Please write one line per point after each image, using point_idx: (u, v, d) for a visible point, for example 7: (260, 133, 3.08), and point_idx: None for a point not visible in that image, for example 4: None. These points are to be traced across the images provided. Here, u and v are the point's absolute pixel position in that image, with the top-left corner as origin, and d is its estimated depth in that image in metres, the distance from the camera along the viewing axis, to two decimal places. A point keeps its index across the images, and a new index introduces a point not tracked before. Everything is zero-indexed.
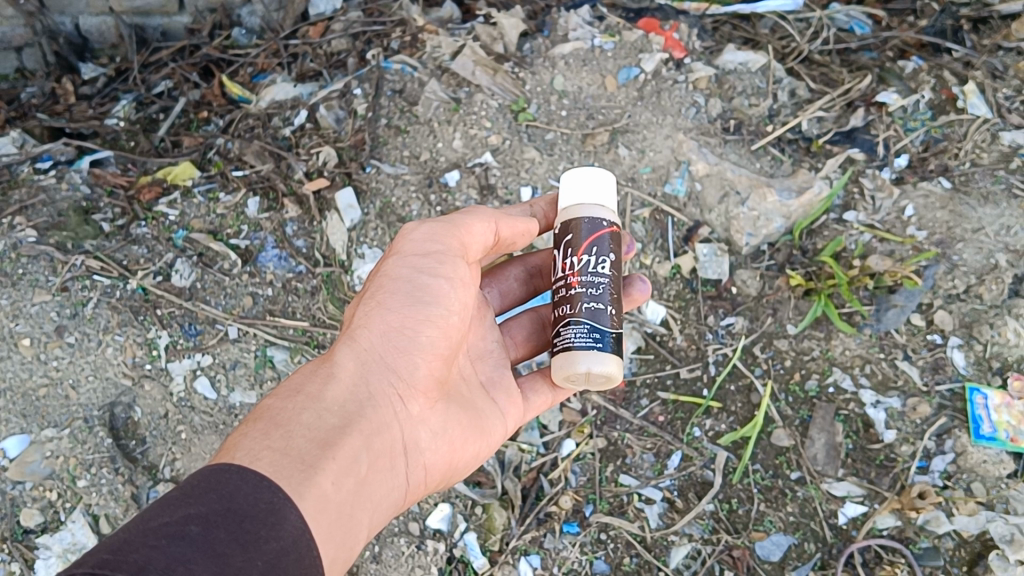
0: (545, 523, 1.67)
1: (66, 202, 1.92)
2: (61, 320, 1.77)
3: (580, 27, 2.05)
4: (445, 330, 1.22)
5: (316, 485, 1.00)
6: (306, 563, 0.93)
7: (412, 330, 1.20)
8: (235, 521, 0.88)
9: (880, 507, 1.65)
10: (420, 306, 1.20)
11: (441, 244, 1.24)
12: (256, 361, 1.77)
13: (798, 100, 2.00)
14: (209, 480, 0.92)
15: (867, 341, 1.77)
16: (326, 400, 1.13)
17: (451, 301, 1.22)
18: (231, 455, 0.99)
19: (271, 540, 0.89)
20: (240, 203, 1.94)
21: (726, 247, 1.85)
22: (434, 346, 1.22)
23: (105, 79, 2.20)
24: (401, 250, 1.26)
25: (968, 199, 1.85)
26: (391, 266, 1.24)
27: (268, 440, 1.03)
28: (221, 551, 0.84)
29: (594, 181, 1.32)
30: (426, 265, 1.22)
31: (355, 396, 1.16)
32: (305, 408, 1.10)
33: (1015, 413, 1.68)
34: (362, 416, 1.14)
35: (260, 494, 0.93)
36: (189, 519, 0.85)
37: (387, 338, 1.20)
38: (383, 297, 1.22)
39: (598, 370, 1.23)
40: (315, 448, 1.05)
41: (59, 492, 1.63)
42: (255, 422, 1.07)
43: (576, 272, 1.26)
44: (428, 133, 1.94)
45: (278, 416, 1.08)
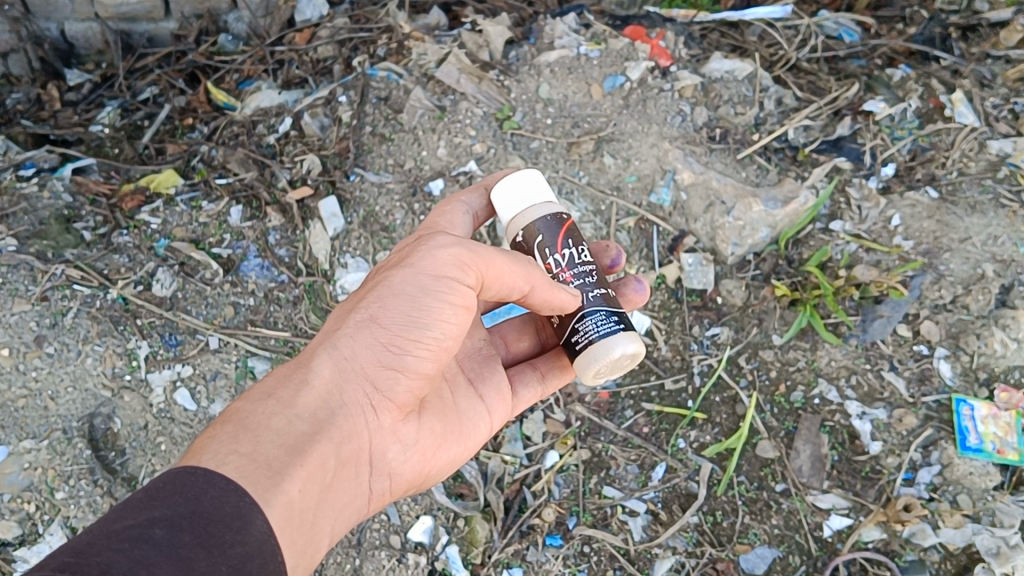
0: (528, 535, 1.65)
1: (47, 210, 1.89)
2: (40, 330, 1.75)
3: (567, 34, 2.01)
4: (437, 352, 1.14)
5: (284, 492, 0.98)
6: (270, 568, 0.91)
7: (402, 349, 1.13)
8: (200, 523, 0.87)
9: (865, 519, 1.64)
10: (414, 328, 1.12)
11: (453, 269, 1.14)
12: (237, 372, 1.75)
13: (785, 109, 1.99)
14: (176, 483, 0.90)
15: (853, 352, 1.76)
16: (299, 406, 1.10)
17: (448, 328, 1.13)
18: (195, 459, 0.97)
19: (237, 544, 0.88)
20: (222, 211, 1.92)
21: (711, 256, 1.83)
22: (421, 366, 1.15)
23: (90, 85, 2.17)
24: (410, 264, 1.15)
25: (955, 208, 1.83)
26: (395, 277, 1.15)
27: (235, 444, 1.01)
28: (185, 555, 0.82)
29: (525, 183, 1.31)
30: (432, 288, 1.13)
31: (329, 404, 1.12)
32: (276, 413, 1.08)
33: (1002, 424, 1.67)
34: (335, 427, 1.11)
35: (226, 498, 0.91)
36: (153, 523, 0.84)
37: (373, 355, 1.14)
38: (378, 311, 1.14)
39: (629, 350, 1.22)
40: (282, 455, 1.02)
41: (37, 504, 1.62)
42: (224, 424, 1.04)
43: (565, 269, 1.26)
44: (413, 141, 1.93)
45: (247, 420, 1.06)
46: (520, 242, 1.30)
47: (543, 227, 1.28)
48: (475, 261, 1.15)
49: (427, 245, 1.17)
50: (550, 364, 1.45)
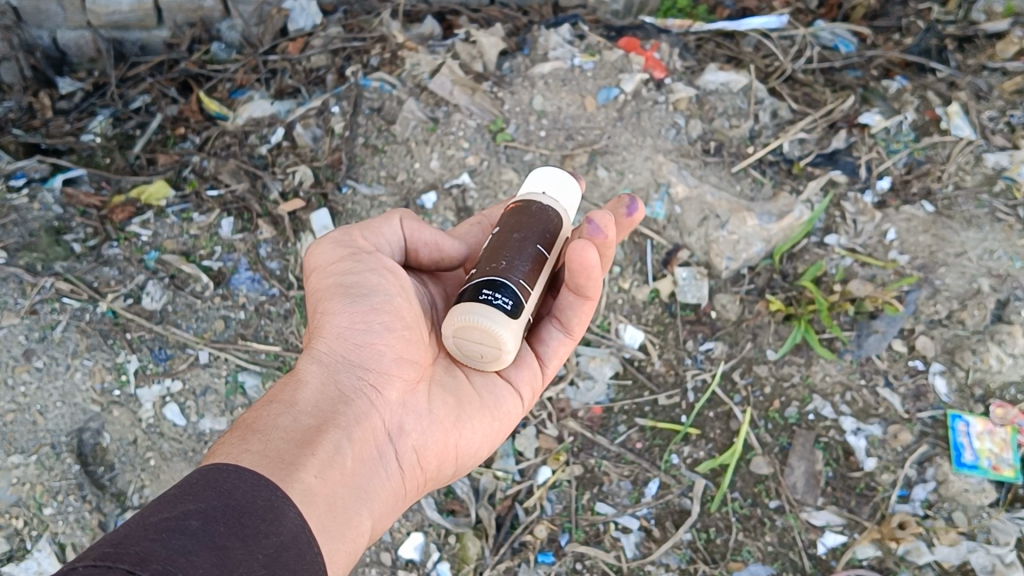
0: (520, 552, 1.64)
1: (37, 221, 1.88)
2: (29, 344, 1.73)
3: (561, 46, 2.00)
4: (396, 311, 1.21)
5: (301, 480, 1.00)
6: (306, 559, 0.93)
7: (366, 324, 1.19)
8: (233, 516, 0.89)
9: (860, 537, 1.63)
10: (361, 300, 1.20)
11: (353, 246, 1.27)
12: (227, 387, 1.74)
13: (780, 121, 1.98)
14: (207, 478, 0.92)
15: (848, 367, 1.75)
16: (301, 404, 1.12)
17: (387, 287, 1.22)
18: (210, 460, 0.98)
19: (272, 535, 0.91)
20: (213, 223, 1.91)
21: (705, 270, 1.82)
22: (393, 331, 1.20)
23: (83, 94, 2.15)
24: (317, 268, 1.28)
25: (950, 222, 1.82)
26: (318, 282, 1.26)
27: (247, 444, 1.02)
28: (221, 543, 0.85)
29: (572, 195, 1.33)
30: (342, 268, 1.24)
31: (328, 396, 1.14)
32: (281, 413, 1.09)
33: (998, 440, 1.66)
34: (341, 414, 1.13)
35: (258, 492, 0.93)
36: (187, 514, 0.86)
37: (345, 340, 1.19)
38: (330, 306, 1.21)
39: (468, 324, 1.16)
40: (293, 447, 1.04)
41: (25, 520, 1.60)
42: (231, 431, 1.06)
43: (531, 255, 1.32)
44: (406, 153, 1.92)
45: (255, 424, 1.08)
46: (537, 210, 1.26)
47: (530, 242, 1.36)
48: (362, 235, 1.29)
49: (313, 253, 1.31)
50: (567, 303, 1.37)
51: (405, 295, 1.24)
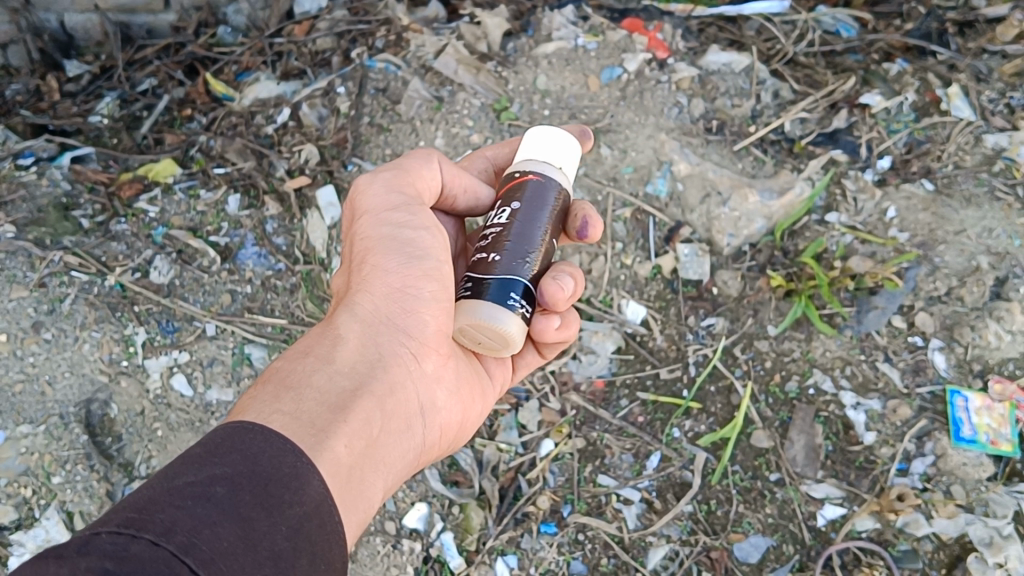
0: (523, 523, 1.67)
1: (45, 198, 1.89)
2: (38, 317, 1.74)
3: (564, 26, 2.02)
4: (444, 282, 1.20)
5: (330, 449, 0.96)
6: (327, 528, 0.88)
7: (413, 286, 1.17)
8: (260, 484, 0.84)
9: (859, 509, 1.65)
10: (415, 260, 1.19)
11: (404, 194, 1.23)
12: (233, 358, 1.78)
13: (782, 102, 1.99)
14: (235, 438, 0.88)
15: (848, 343, 1.77)
16: (336, 362, 1.09)
17: (441, 252, 1.21)
18: (240, 419, 0.94)
19: (297, 505, 0.85)
20: (220, 200, 1.94)
21: (707, 247, 1.84)
22: (437, 299, 1.19)
23: (89, 76, 2.13)
24: (368, 211, 1.22)
25: (950, 201, 1.84)
26: (364, 227, 1.22)
27: (278, 403, 0.98)
28: (246, 514, 0.80)
29: (560, 144, 1.24)
30: (399, 220, 1.21)
31: (365, 357, 1.13)
32: (317, 370, 1.07)
33: (996, 416, 1.67)
34: (376, 379, 1.11)
35: (284, 457, 0.89)
36: (214, 480, 0.82)
37: (389, 298, 1.17)
38: (378, 257, 1.19)
39: (491, 323, 1.11)
40: (326, 412, 1.01)
41: (33, 489, 1.61)
42: (264, 386, 1.02)
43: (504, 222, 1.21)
44: (411, 132, 1.94)
45: (288, 377, 1.05)
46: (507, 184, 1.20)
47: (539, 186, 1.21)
48: (413, 186, 1.25)
49: (359, 189, 1.25)
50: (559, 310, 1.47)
51: (452, 259, 1.23)
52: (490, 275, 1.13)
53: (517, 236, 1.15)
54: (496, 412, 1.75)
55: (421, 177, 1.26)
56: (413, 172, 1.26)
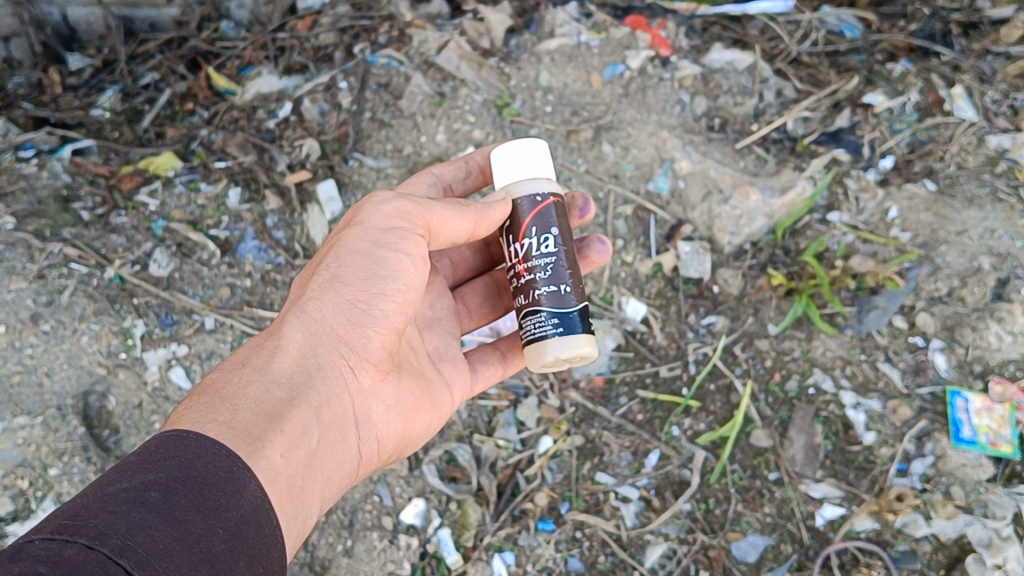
0: (520, 520, 1.67)
1: (46, 189, 1.88)
2: (36, 308, 1.74)
3: (567, 23, 2.00)
4: (401, 304, 1.20)
5: (265, 458, 1.00)
6: (265, 531, 0.94)
7: (368, 304, 1.18)
8: (195, 488, 0.89)
9: (858, 509, 1.64)
10: (375, 280, 1.18)
11: (406, 222, 1.21)
12: (231, 352, 1.78)
13: (784, 100, 1.99)
14: (170, 445, 0.93)
15: (849, 342, 1.76)
16: (273, 372, 1.13)
17: (408, 276, 1.20)
18: (175, 427, 0.98)
19: (231, 508, 0.90)
20: (220, 194, 1.93)
21: (708, 245, 1.84)
22: (388, 319, 1.20)
23: (92, 70, 2.13)
24: (359, 222, 1.22)
25: (952, 202, 1.82)
26: (349, 238, 1.21)
27: (214, 413, 1.02)
28: (181, 517, 0.85)
29: (530, 152, 1.31)
30: (386, 239, 1.19)
31: (304, 368, 1.15)
32: (252, 381, 1.10)
33: (995, 417, 1.66)
34: (311, 390, 1.14)
35: (219, 463, 0.94)
36: (148, 487, 0.86)
37: (342, 313, 1.19)
38: (338, 271, 1.20)
39: (571, 354, 1.25)
40: (260, 421, 1.04)
41: (30, 481, 1.60)
42: (200, 396, 1.06)
43: (524, 259, 1.27)
44: (412, 127, 1.94)
45: (224, 389, 1.08)
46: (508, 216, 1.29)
47: (536, 215, 1.27)
48: (424, 216, 1.23)
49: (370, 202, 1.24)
50: (511, 345, 1.53)
51: (419, 286, 1.22)
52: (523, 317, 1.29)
53: (545, 266, 1.26)
54: (495, 408, 1.76)
55: (441, 224, 1.25)
56: (427, 210, 1.23)
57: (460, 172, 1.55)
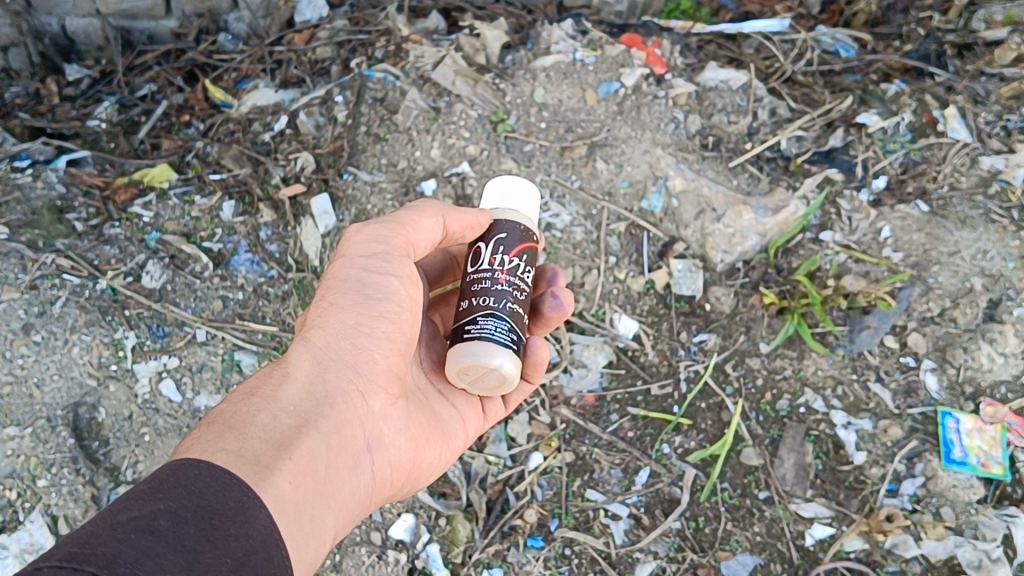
0: (509, 536, 1.67)
1: (40, 200, 1.88)
2: (28, 318, 1.74)
3: (563, 40, 2.00)
4: (399, 326, 1.21)
5: (274, 485, 0.99)
6: (275, 561, 0.93)
7: (370, 325, 1.18)
8: (205, 519, 0.88)
9: (848, 529, 1.65)
10: (373, 301, 1.19)
11: (386, 244, 1.22)
12: (223, 364, 1.76)
13: (778, 119, 1.99)
14: (180, 475, 0.92)
15: (840, 362, 1.76)
16: (282, 400, 1.11)
17: (402, 297, 1.21)
18: (184, 456, 0.97)
19: (241, 539, 0.89)
20: (215, 206, 1.93)
21: (701, 262, 1.83)
22: (392, 340, 1.20)
23: (90, 80, 2.14)
24: (343, 253, 1.23)
25: (945, 222, 1.84)
26: (337, 268, 1.22)
27: (221, 442, 1.01)
28: (192, 547, 0.84)
29: (518, 192, 1.34)
30: (373, 264, 1.20)
31: (312, 396, 1.14)
32: (260, 410, 1.09)
33: (987, 438, 1.68)
34: (321, 415, 1.13)
35: (228, 493, 0.93)
36: (157, 515, 0.85)
37: (346, 337, 1.18)
38: (336, 295, 1.20)
39: (505, 369, 1.21)
40: (270, 449, 1.04)
41: (19, 492, 1.62)
42: (207, 426, 1.05)
43: (506, 271, 1.26)
44: (407, 142, 1.91)
45: (231, 420, 1.07)
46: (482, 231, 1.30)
47: (506, 232, 1.29)
48: (403, 233, 1.24)
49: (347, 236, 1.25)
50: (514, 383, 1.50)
51: (413, 308, 1.23)
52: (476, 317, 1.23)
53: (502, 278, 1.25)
54: None
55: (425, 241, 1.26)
56: (400, 225, 1.25)
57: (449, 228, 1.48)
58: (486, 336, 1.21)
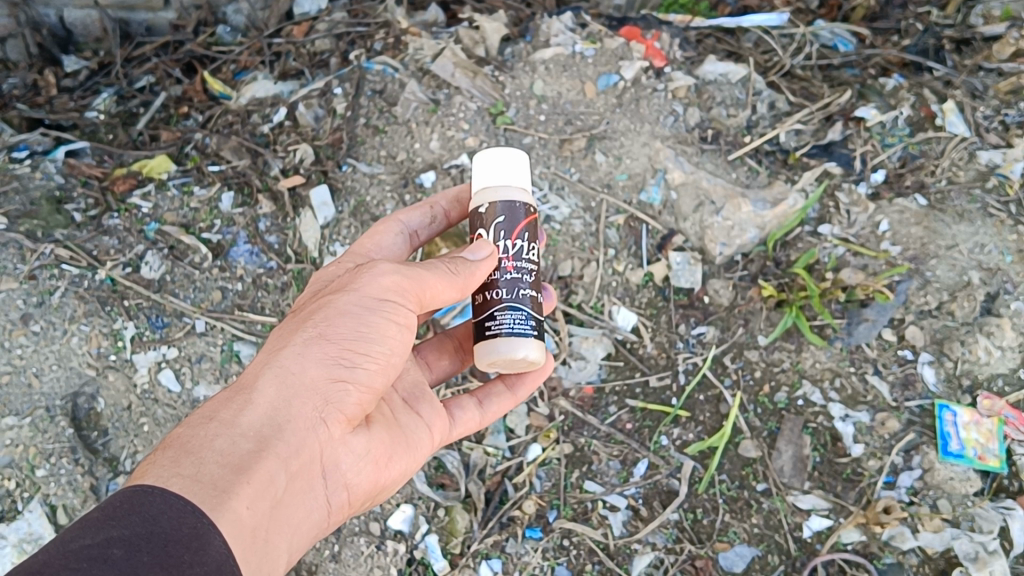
0: (508, 527, 1.67)
1: (38, 190, 1.89)
2: (26, 308, 1.74)
3: (563, 33, 2.00)
4: (384, 366, 1.20)
5: (231, 510, 0.97)
6: None
7: (352, 361, 1.17)
8: (160, 545, 0.86)
9: (844, 521, 1.66)
10: (364, 340, 1.17)
11: (399, 296, 1.20)
12: (222, 355, 1.76)
13: (777, 113, 2.00)
14: (134, 501, 0.89)
15: (838, 355, 1.77)
16: (241, 425, 1.08)
17: (394, 341, 1.20)
18: (137, 482, 0.95)
19: (196, 566, 0.87)
20: (213, 197, 1.92)
21: (699, 255, 1.83)
22: (370, 378, 1.19)
23: (87, 72, 2.13)
24: (353, 288, 1.21)
25: (943, 216, 1.85)
26: (340, 300, 1.20)
27: (178, 467, 0.98)
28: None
29: (509, 161, 1.30)
30: (377, 306, 1.19)
31: (274, 420, 1.11)
32: (218, 434, 1.05)
33: (984, 431, 1.69)
34: (284, 441, 1.10)
35: (184, 519, 0.91)
36: (112, 542, 0.84)
37: (322, 366, 1.15)
38: (325, 327, 1.17)
39: (532, 356, 1.26)
40: (227, 473, 1.01)
41: (17, 482, 1.61)
42: (164, 449, 1.02)
43: (512, 258, 1.27)
44: (406, 134, 1.92)
45: (189, 442, 1.03)
46: (477, 218, 1.29)
47: (508, 211, 1.27)
48: (414, 288, 1.21)
49: (366, 271, 1.23)
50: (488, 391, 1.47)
51: (403, 352, 1.22)
52: (494, 311, 1.27)
53: (511, 266, 1.27)
54: None
55: (431, 296, 1.22)
56: (418, 282, 1.21)
57: (426, 219, 1.49)
58: (511, 330, 1.26)
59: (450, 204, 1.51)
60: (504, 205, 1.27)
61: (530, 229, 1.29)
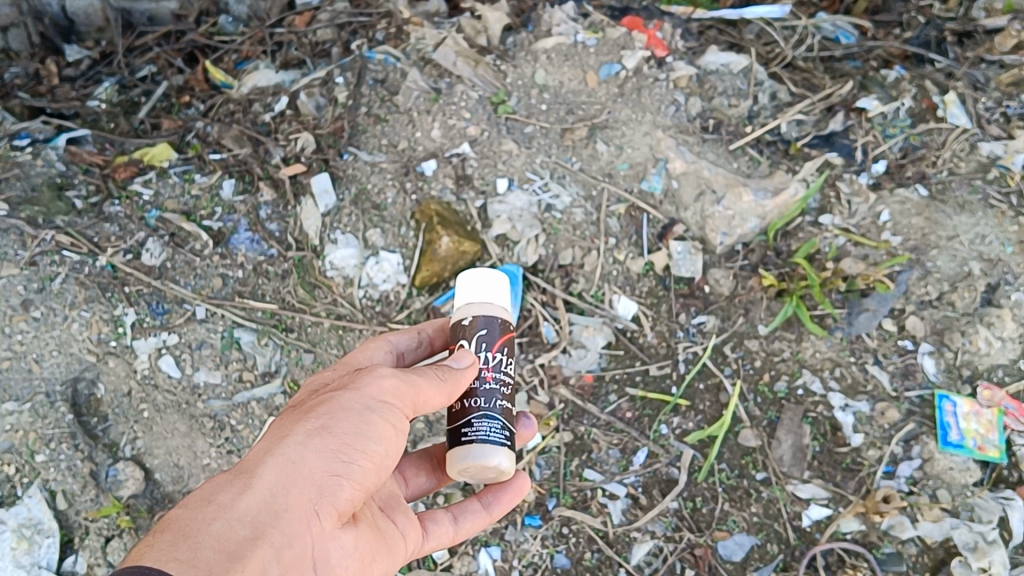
0: (507, 515, 1.68)
1: (40, 177, 1.88)
2: (27, 294, 1.74)
3: (564, 22, 2.00)
4: (378, 468, 1.09)
5: None
6: None
7: (349, 456, 1.06)
8: None
9: (844, 511, 1.66)
10: (363, 439, 1.07)
11: (399, 400, 1.12)
12: (223, 342, 1.77)
13: (778, 103, 1.99)
14: None
15: (838, 345, 1.77)
16: (237, 511, 0.97)
17: (391, 444, 1.10)
18: (135, 564, 0.84)
19: None
20: (215, 185, 1.92)
21: (700, 245, 1.83)
22: (364, 477, 1.07)
23: (89, 61, 2.14)
24: (353, 387, 1.12)
25: (944, 207, 1.84)
26: (342, 398, 1.11)
27: (176, 552, 0.88)
28: None
29: (492, 281, 1.30)
30: (376, 409, 1.10)
31: (270, 507, 0.99)
32: (214, 519, 0.94)
33: (984, 422, 1.69)
34: (275, 530, 0.98)
35: None
36: None
37: (322, 460, 1.04)
38: (327, 420, 1.08)
39: (505, 464, 1.22)
40: (223, 560, 0.90)
41: (17, 467, 1.63)
42: (160, 532, 0.91)
43: (490, 368, 1.25)
44: (408, 123, 1.91)
45: (185, 527, 0.92)
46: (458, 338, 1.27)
47: (488, 324, 1.26)
48: (410, 392, 1.13)
49: (367, 374, 1.14)
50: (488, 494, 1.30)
51: (396, 456, 1.12)
52: (471, 418, 1.23)
53: (489, 376, 1.25)
54: None
55: (426, 402, 1.15)
56: (415, 387, 1.14)
57: (412, 341, 1.42)
58: (483, 437, 1.22)
59: (436, 330, 1.44)
60: (482, 350, 1.25)
61: (511, 365, 1.28)
